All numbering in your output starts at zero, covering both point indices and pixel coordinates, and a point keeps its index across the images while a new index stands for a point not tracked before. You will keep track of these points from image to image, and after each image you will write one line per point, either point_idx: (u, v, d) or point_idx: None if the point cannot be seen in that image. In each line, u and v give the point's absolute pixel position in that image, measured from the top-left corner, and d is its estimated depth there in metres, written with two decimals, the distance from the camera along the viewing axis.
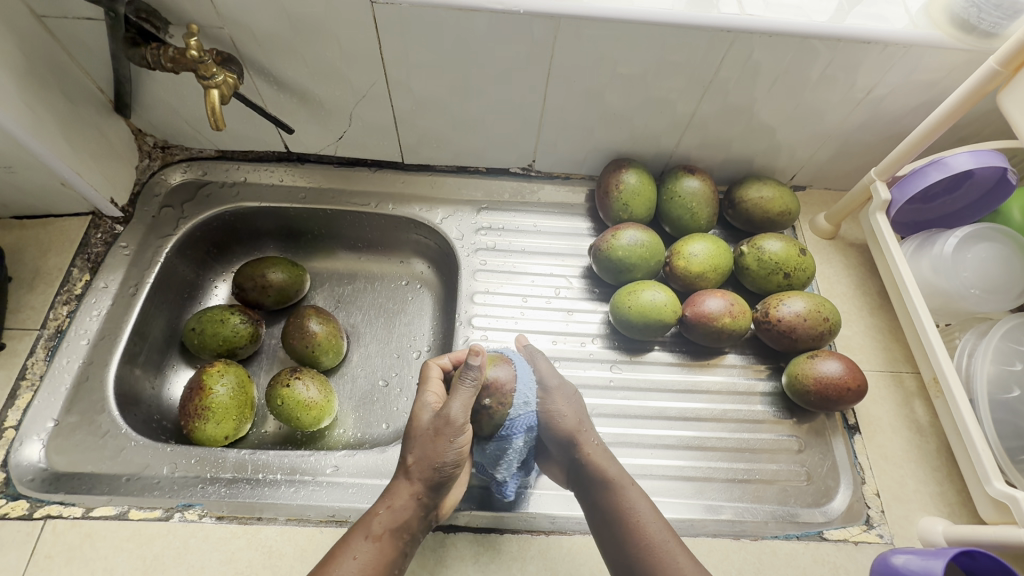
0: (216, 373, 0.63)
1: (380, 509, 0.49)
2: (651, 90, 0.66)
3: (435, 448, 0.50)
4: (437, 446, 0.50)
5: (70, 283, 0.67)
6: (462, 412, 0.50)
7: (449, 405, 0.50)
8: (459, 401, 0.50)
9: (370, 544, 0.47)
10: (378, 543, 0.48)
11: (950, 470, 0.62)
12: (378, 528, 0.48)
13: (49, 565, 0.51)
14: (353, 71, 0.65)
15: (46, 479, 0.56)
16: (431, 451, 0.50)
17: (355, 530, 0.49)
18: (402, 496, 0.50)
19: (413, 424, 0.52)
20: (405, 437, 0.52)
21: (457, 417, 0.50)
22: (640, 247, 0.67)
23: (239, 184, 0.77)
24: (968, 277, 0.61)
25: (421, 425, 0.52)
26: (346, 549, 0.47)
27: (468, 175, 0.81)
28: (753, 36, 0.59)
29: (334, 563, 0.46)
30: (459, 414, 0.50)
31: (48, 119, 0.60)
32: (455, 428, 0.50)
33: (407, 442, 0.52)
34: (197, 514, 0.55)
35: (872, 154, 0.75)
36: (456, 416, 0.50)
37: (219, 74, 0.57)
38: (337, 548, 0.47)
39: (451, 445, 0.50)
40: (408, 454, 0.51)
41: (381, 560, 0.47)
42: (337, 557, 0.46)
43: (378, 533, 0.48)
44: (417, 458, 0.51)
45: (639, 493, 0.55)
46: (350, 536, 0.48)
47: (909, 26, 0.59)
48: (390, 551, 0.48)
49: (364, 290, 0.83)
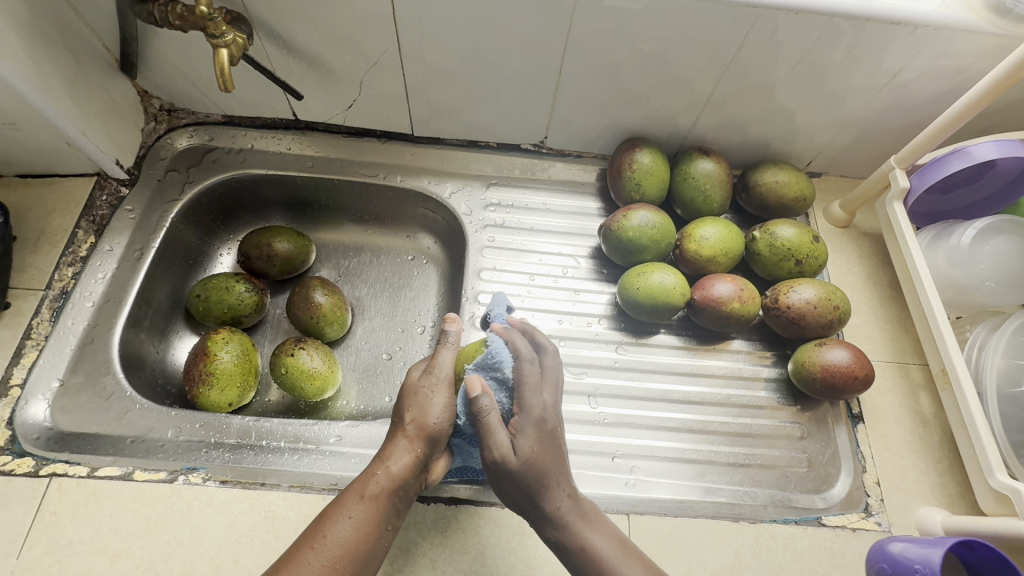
0: (221, 339, 0.63)
1: (377, 470, 0.49)
2: (669, 67, 0.64)
3: (435, 407, 0.53)
4: (433, 405, 0.53)
5: (74, 245, 0.66)
6: (451, 365, 0.56)
7: (441, 362, 0.56)
8: (445, 356, 0.56)
9: (365, 504, 0.47)
10: (373, 504, 0.48)
11: (952, 461, 0.62)
12: (374, 488, 0.48)
13: (55, 522, 0.51)
14: (365, 36, 0.63)
15: (51, 438, 0.56)
16: (427, 407, 0.53)
17: (349, 490, 0.49)
18: (400, 454, 0.50)
19: (404, 386, 0.55)
20: (398, 400, 0.54)
21: (449, 372, 0.56)
22: (651, 228, 0.66)
23: (246, 151, 0.76)
24: (984, 269, 0.60)
25: (413, 385, 0.55)
26: (340, 509, 0.47)
27: (478, 149, 0.80)
28: (779, 13, 0.57)
29: (328, 523, 0.46)
30: (450, 367, 0.56)
31: (53, 74, 0.58)
32: (449, 383, 0.55)
33: (401, 403, 0.54)
34: (201, 477, 0.55)
35: (892, 142, 0.73)
36: (447, 371, 0.56)
37: (229, 32, 0.56)
38: (332, 506, 0.48)
39: (446, 398, 0.54)
40: (403, 414, 0.53)
41: (377, 517, 0.47)
42: (331, 516, 0.47)
43: (374, 493, 0.48)
44: (414, 419, 0.52)
45: (603, 532, 0.50)
46: (345, 495, 0.48)
47: (942, 8, 0.57)
48: (387, 511, 0.48)
49: (370, 263, 0.82)
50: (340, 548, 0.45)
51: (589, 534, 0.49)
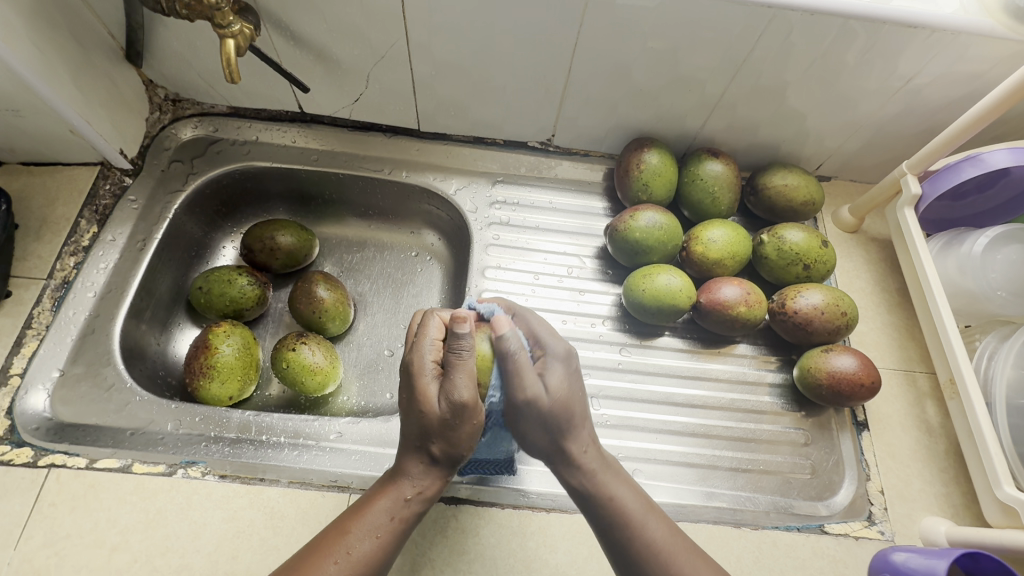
0: (222, 332, 0.63)
1: (407, 492, 0.47)
2: (680, 67, 0.64)
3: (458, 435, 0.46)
4: (457, 434, 0.46)
5: (77, 234, 0.66)
6: (472, 391, 0.45)
7: (458, 389, 0.44)
8: (464, 381, 0.45)
9: (391, 526, 0.46)
10: (395, 526, 0.46)
11: (957, 472, 0.62)
12: (402, 512, 0.46)
13: (53, 513, 0.51)
14: (373, 29, 0.62)
15: (51, 428, 0.56)
16: (454, 436, 0.46)
17: (378, 502, 0.46)
18: (428, 480, 0.48)
19: (422, 412, 0.45)
20: (420, 424, 0.46)
21: (470, 398, 0.45)
22: (658, 229, 0.66)
23: (251, 143, 0.75)
24: (995, 278, 0.59)
25: (432, 414, 0.45)
26: (366, 526, 0.45)
27: (484, 146, 0.79)
28: (794, 14, 0.56)
29: (352, 535, 0.44)
30: (471, 393, 0.45)
31: (57, 61, 0.58)
32: (472, 409, 0.45)
33: (421, 427, 0.46)
34: (199, 472, 0.55)
35: (903, 148, 0.73)
36: (469, 399, 0.44)
37: (236, 23, 0.55)
38: (355, 518, 0.45)
39: (474, 426, 0.46)
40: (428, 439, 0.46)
41: (398, 541, 0.46)
42: (354, 530, 0.45)
43: (401, 516, 0.46)
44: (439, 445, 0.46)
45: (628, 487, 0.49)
46: (371, 508, 0.46)
47: (959, 12, 0.57)
48: (405, 532, 0.47)
49: (373, 259, 0.81)
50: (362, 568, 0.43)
51: (613, 488, 0.48)
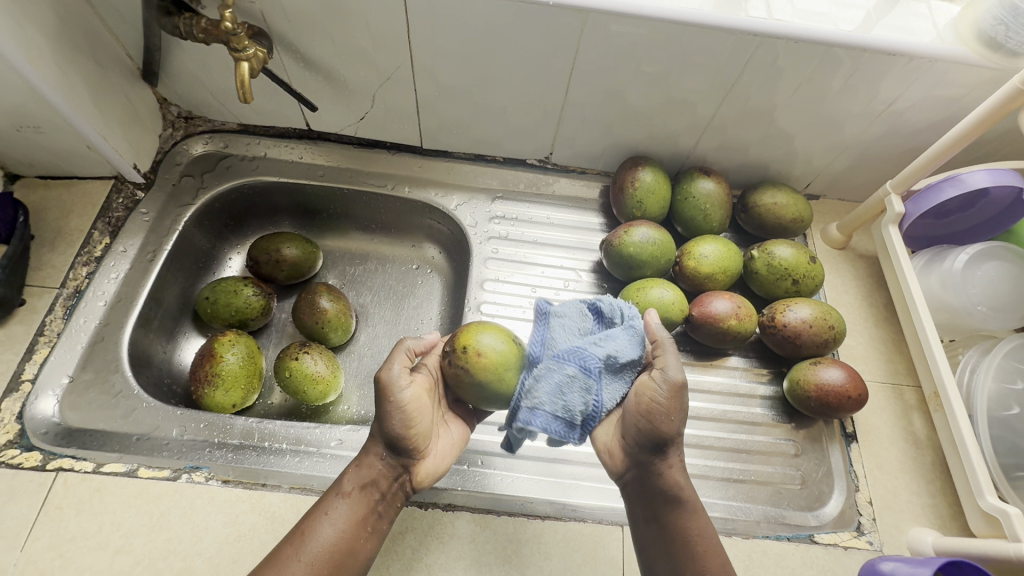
0: (227, 342, 0.65)
1: (350, 469, 0.51)
2: (672, 90, 0.67)
3: (385, 411, 0.50)
4: (382, 407, 0.50)
5: (90, 245, 0.68)
6: (395, 369, 0.51)
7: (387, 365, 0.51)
8: (394, 361, 0.51)
9: (341, 503, 0.49)
10: (349, 501, 0.49)
11: (944, 483, 0.63)
12: (348, 486, 0.50)
13: (59, 516, 0.52)
14: (379, 52, 0.65)
15: (59, 433, 0.57)
16: (382, 413, 0.51)
17: (329, 489, 0.51)
18: (368, 456, 0.51)
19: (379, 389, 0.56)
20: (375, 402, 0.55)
21: (392, 376, 0.50)
22: (652, 245, 0.68)
23: (259, 159, 0.78)
24: (975, 294, 0.62)
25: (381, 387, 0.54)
26: (319, 509, 0.49)
27: (485, 163, 0.82)
28: (779, 42, 0.59)
29: (307, 523, 0.48)
30: (393, 372, 0.50)
31: (78, 81, 0.61)
32: (394, 386, 0.50)
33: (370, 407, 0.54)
34: (204, 476, 0.56)
35: (888, 168, 0.75)
36: (390, 374, 0.50)
37: (250, 47, 0.58)
38: (313, 504, 0.50)
39: (393, 406, 0.50)
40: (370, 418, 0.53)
41: (354, 518, 0.49)
42: (311, 516, 0.49)
43: (348, 491, 0.50)
44: (375, 421, 0.52)
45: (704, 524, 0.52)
46: (324, 495, 0.50)
47: (936, 41, 0.60)
48: (362, 508, 0.49)
49: (375, 271, 0.84)
50: (320, 549, 0.47)
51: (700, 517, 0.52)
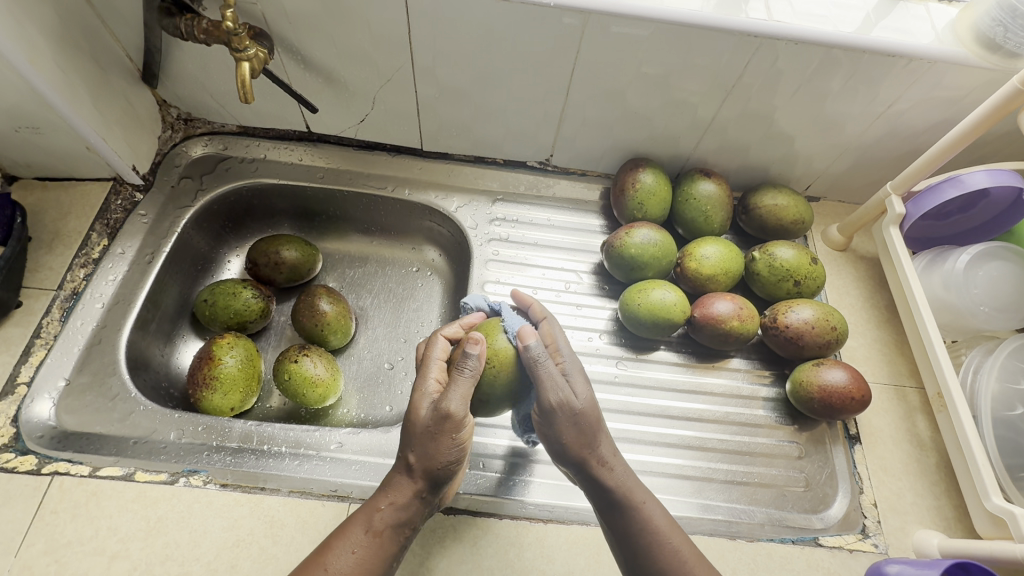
0: (226, 344, 0.64)
1: (381, 504, 0.48)
2: (673, 91, 0.67)
3: (441, 443, 0.47)
4: (441, 442, 0.47)
5: (87, 247, 0.67)
6: (462, 404, 0.47)
7: (448, 398, 0.47)
8: (458, 393, 0.47)
9: (369, 540, 0.47)
10: (376, 538, 0.47)
11: (948, 485, 0.62)
12: (379, 525, 0.47)
13: (54, 521, 0.52)
14: (380, 54, 0.65)
15: (55, 437, 0.57)
16: (434, 449, 0.47)
17: (354, 520, 0.48)
18: (404, 492, 0.48)
19: (411, 416, 0.49)
20: (404, 432, 0.49)
21: (457, 410, 0.47)
22: (653, 246, 0.68)
23: (259, 161, 0.78)
24: (977, 294, 0.62)
25: (422, 419, 0.48)
26: (344, 543, 0.46)
27: (485, 165, 0.82)
28: (780, 43, 0.59)
29: (331, 556, 0.46)
30: (460, 407, 0.47)
31: (78, 82, 0.61)
32: (457, 423, 0.47)
33: (408, 438, 0.48)
34: (201, 480, 0.56)
35: (888, 170, 0.75)
36: (456, 411, 0.47)
37: (251, 47, 0.58)
38: (336, 536, 0.47)
39: (453, 442, 0.48)
40: (410, 452, 0.48)
41: (379, 555, 0.47)
42: (334, 550, 0.46)
43: (379, 529, 0.47)
44: (417, 456, 0.48)
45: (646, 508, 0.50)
46: (348, 530, 0.47)
47: (935, 42, 0.60)
48: (390, 546, 0.47)
49: (375, 274, 0.83)
50: None
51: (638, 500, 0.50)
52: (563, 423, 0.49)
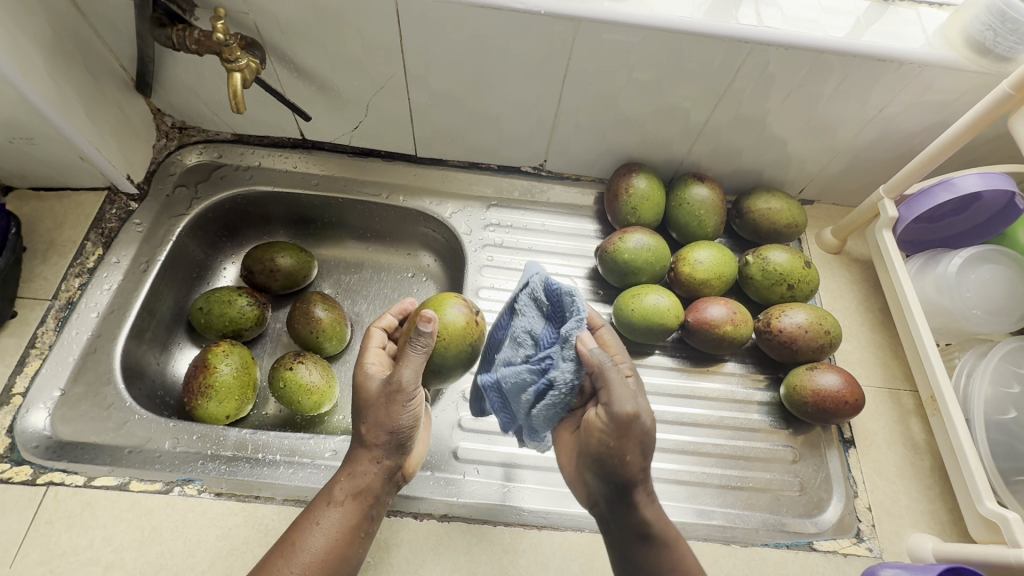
0: (221, 352, 0.64)
1: (342, 477, 0.49)
2: (665, 97, 0.67)
3: (388, 410, 0.48)
4: (392, 411, 0.48)
5: (82, 256, 0.67)
6: (413, 377, 0.48)
7: (399, 371, 0.48)
8: (409, 368, 0.48)
9: (334, 511, 0.48)
10: (342, 509, 0.48)
11: (943, 489, 0.63)
12: (341, 494, 0.48)
13: (49, 531, 0.52)
14: (373, 62, 0.66)
15: (50, 447, 0.57)
16: (385, 417, 0.48)
17: (321, 496, 0.49)
18: (363, 463, 0.49)
19: (363, 394, 0.50)
20: (359, 408, 0.50)
21: (409, 382, 0.48)
22: (646, 251, 0.68)
23: (253, 168, 0.78)
24: (970, 297, 0.62)
25: (372, 392, 0.50)
26: (310, 518, 0.48)
27: (479, 171, 0.82)
28: (770, 48, 0.59)
29: (298, 531, 0.47)
30: (411, 379, 0.48)
31: (71, 93, 0.61)
32: (407, 392, 0.48)
33: (360, 411, 0.50)
34: (196, 489, 0.56)
35: (881, 173, 0.76)
36: (408, 382, 0.48)
37: (243, 58, 0.58)
38: (304, 513, 0.48)
39: (404, 407, 0.49)
40: (362, 423, 0.50)
41: (345, 525, 0.48)
42: (301, 526, 0.47)
43: (341, 499, 0.48)
44: (370, 428, 0.49)
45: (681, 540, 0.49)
46: (315, 506, 0.48)
47: (925, 47, 0.60)
48: (356, 515, 0.48)
49: (370, 280, 0.83)
50: (313, 556, 0.45)
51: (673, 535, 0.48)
52: (631, 442, 0.46)
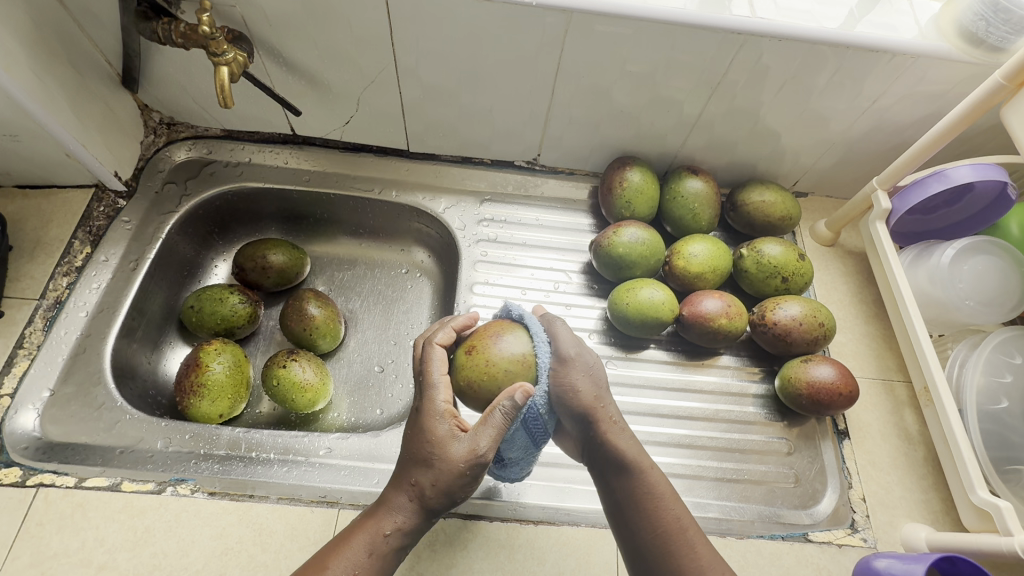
0: (213, 350, 0.64)
1: (388, 527, 0.47)
2: (659, 89, 0.66)
3: (460, 479, 0.46)
4: (463, 479, 0.47)
5: (70, 255, 0.66)
6: (491, 451, 0.46)
7: (481, 444, 0.46)
8: (493, 443, 0.46)
9: (371, 562, 0.46)
10: (376, 559, 0.46)
11: (936, 478, 0.63)
12: (384, 548, 0.46)
13: (39, 533, 0.51)
14: (363, 56, 0.65)
15: (40, 448, 0.56)
16: (452, 482, 0.46)
17: (357, 536, 0.46)
18: (410, 517, 0.47)
19: (434, 445, 0.46)
20: (427, 457, 0.46)
21: (486, 457, 0.46)
22: (641, 245, 0.68)
23: (244, 165, 0.77)
24: (963, 288, 0.62)
25: (447, 450, 0.46)
26: (346, 560, 0.45)
27: (472, 165, 0.81)
28: (764, 40, 0.59)
29: (328, 573, 0.44)
30: (489, 453, 0.46)
31: (55, 88, 0.60)
32: (481, 465, 0.46)
33: (428, 463, 0.46)
34: (189, 489, 0.55)
35: (874, 165, 0.76)
36: (484, 457, 0.46)
37: (230, 51, 0.58)
38: (336, 552, 0.46)
39: (471, 479, 0.47)
40: (425, 476, 0.46)
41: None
42: (332, 564, 0.45)
43: (381, 552, 0.46)
44: (431, 484, 0.46)
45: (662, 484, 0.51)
46: (351, 549, 0.46)
47: (918, 37, 0.60)
48: (387, 567, 0.47)
49: (364, 276, 0.83)
50: None
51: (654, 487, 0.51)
52: (576, 375, 0.50)
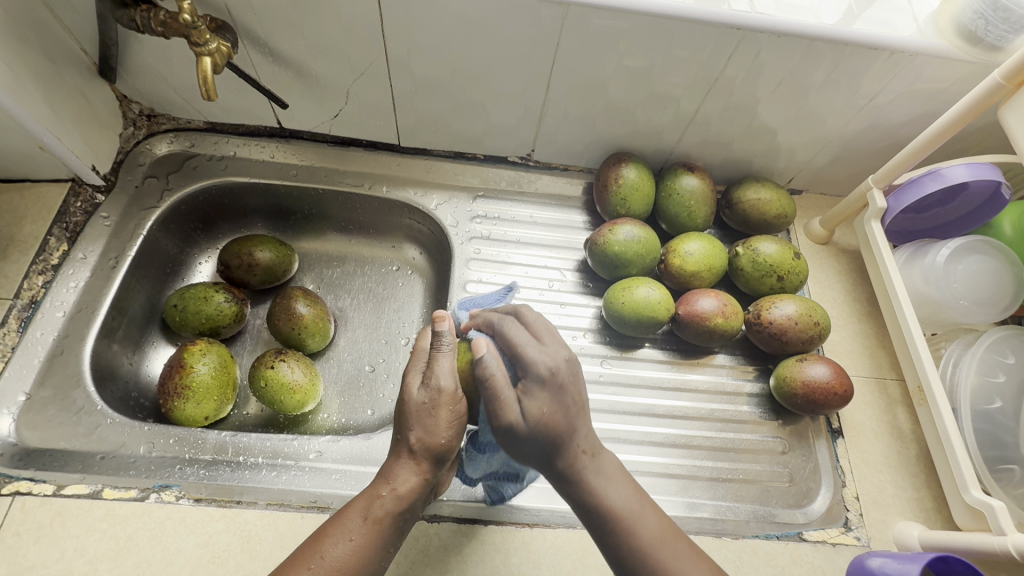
0: (198, 351, 0.61)
1: (383, 491, 0.47)
2: (656, 85, 0.65)
3: (440, 419, 0.48)
4: (439, 419, 0.48)
5: (45, 252, 0.64)
6: (452, 378, 0.49)
7: (440, 373, 0.48)
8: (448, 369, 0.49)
9: (368, 527, 0.45)
10: (375, 526, 0.45)
11: (927, 476, 0.63)
12: (379, 512, 0.46)
13: (16, 543, 0.49)
14: (353, 47, 0.63)
15: (16, 455, 0.54)
16: (432, 425, 0.48)
17: (354, 507, 0.46)
18: (404, 477, 0.47)
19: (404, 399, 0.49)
20: (399, 414, 0.49)
21: (449, 385, 0.48)
22: (636, 243, 0.67)
23: (228, 158, 0.75)
24: (957, 288, 0.62)
25: (415, 399, 0.49)
26: (341, 530, 0.45)
27: (465, 161, 0.79)
28: (763, 35, 0.58)
29: (328, 542, 0.44)
30: (451, 381, 0.48)
31: (27, 78, 0.57)
32: (451, 395, 0.48)
33: (403, 418, 0.49)
34: (173, 495, 0.53)
35: (869, 163, 0.75)
36: (449, 385, 0.48)
37: (213, 41, 0.55)
38: (333, 522, 0.45)
39: (453, 415, 0.48)
40: (406, 432, 0.48)
41: (380, 541, 0.45)
42: (331, 535, 0.45)
43: (379, 517, 0.46)
44: (416, 436, 0.48)
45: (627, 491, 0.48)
46: (349, 513, 0.46)
47: (917, 34, 0.59)
48: (388, 533, 0.46)
49: (354, 273, 0.81)
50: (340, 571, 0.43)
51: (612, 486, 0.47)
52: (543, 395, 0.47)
